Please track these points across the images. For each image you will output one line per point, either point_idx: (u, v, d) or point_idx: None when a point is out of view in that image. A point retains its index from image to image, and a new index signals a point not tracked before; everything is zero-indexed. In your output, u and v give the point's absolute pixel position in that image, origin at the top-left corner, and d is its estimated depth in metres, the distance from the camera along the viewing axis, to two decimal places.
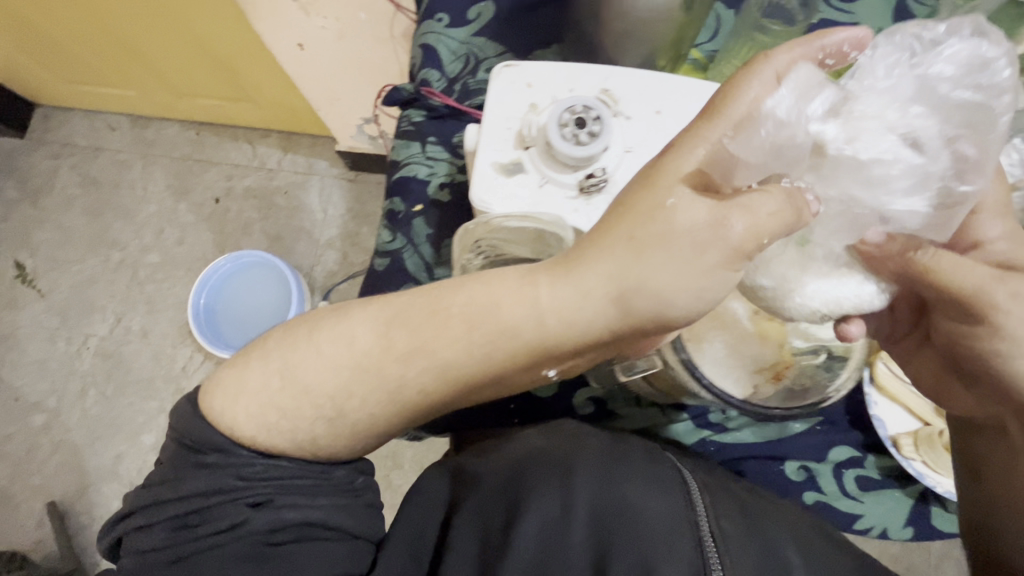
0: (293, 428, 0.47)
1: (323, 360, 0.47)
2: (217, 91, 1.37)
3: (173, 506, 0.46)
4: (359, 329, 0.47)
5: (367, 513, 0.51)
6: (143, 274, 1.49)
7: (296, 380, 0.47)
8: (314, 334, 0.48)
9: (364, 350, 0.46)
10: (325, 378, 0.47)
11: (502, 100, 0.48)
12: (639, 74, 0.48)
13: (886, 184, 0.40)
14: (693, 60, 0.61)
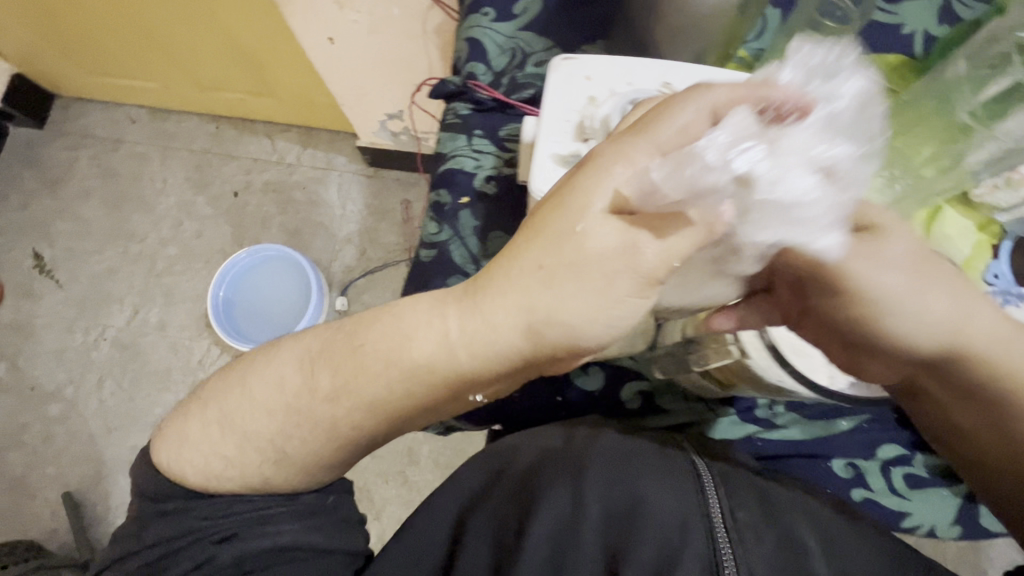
0: (237, 471, 0.45)
1: (255, 404, 0.45)
2: (242, 84, 1.37)
3: (139, 558, 0.44)
4: (287, 370, 0.44)
5: (343, 528, 0.49)
6: (160, 267, 1.49)
7: (234, 424, 0.45)
8: (247, 373, 0.46)
9: (296, 392, 0.44)
10: (259, 423, 0.44)
11: (561, 94, 0.48)
12: (700, 69, 0.48)
13: (813, 224, 0.33)
14: (739, 59, 0.61)
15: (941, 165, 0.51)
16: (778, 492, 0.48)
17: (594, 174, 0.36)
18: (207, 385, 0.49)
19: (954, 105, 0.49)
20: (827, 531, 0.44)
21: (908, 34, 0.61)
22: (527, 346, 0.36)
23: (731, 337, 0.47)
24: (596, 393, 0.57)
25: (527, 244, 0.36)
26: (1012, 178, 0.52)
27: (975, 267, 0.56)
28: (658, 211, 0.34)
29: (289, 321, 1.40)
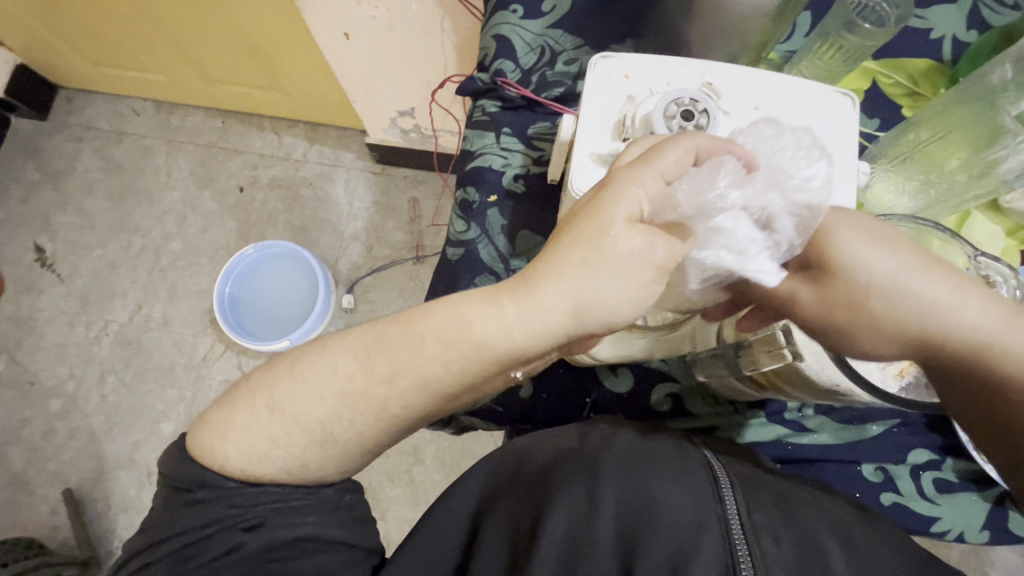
0: (282, 455, 0.44)
1: (309, 391, 0.43)
2: (250, 78, 1.35)
3: (170, 543, 0.43)
4: (342, 357, 0.43)
5: (360, 524, 0.48)
6: (165, 262, 1.47)
7: (284, 407, 0.44)
8: (296, 365, 0.44)
9: (349, 376, 0.43)
10: (309, 406, 0.43)
11: (599, 94, 0.48)
12: (739, 69, 0.48)
13: (746, 252, 0.36)
14: (768, 61, 0.62)
15: (972, 172, 0.51)
16: (798, 495, 0.47)
17: (603, 185, 0.37)
18: (252, 373, 0.47)
19: (998, 107, 0.48)
20: (847, 535, 0.42)
21: (937, 39, 0.61)
22: (573, 327, 0.36)
23: (784, 339, 0.43)
24: (625, 395, 0.56)
25: (560, 243, 0.36)
26: None
27: None
28: (668, 223, 0.36)
29: (295, 317, 1.39)
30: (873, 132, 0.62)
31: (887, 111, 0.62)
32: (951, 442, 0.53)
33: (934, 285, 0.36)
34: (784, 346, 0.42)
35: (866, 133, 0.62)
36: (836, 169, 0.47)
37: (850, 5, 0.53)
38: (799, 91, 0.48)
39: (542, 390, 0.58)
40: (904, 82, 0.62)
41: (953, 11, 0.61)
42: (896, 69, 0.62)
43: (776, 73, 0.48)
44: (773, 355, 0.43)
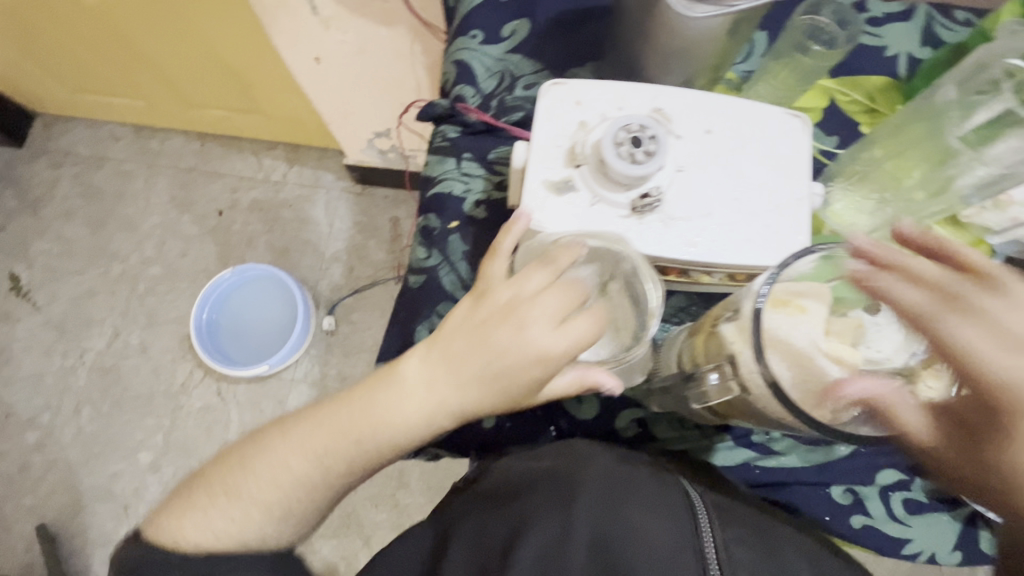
0: (241, 526, 0.43)
1: (262, 482, 0.43)
2: (227, 101, 1.35)
3: None
4: (291, 457, 0.43)
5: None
6: (144, 287, 1.45)
7: (240, 494, 0.44)
8: (248, 459, 0.44)
9: (300, 473, 0.43)
10: (269, 494, 0.43)
11: (552, 120, 0.48)
12: (689, 93, 0.48)
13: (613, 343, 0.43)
14: (726, 80, 0.62)
15: (930, 189, 0.52)
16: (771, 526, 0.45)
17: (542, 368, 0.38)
18: (208, 467, 0.47)
19: (944, 128, 0.49)
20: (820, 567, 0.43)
21: (892, 56, 0.62)
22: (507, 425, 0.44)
23: (731, 371, 0.39)
24: (590, 422, 0.55)
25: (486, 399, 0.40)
26: (1001, 200, 0.52)
27: None
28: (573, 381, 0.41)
29: (276, 341, 1.37)
30: (831, 149, 0.61)
31: (844, 129, 0.62)
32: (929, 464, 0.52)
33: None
34: (732, 379, 0.39)
35: (824, 150, 0.61)
36: (788, 190, 0.46)
37: (800, 29, 0.54)
38: (749, 113, 0.48)
39: (505, 420, 0.56)
40: (865, 95, 0.62)
41: (906, 30, 0.63)
42: (854, 87, 0.62)
43: (730, 97, 0.48)
44: (718, 387, 0.40)
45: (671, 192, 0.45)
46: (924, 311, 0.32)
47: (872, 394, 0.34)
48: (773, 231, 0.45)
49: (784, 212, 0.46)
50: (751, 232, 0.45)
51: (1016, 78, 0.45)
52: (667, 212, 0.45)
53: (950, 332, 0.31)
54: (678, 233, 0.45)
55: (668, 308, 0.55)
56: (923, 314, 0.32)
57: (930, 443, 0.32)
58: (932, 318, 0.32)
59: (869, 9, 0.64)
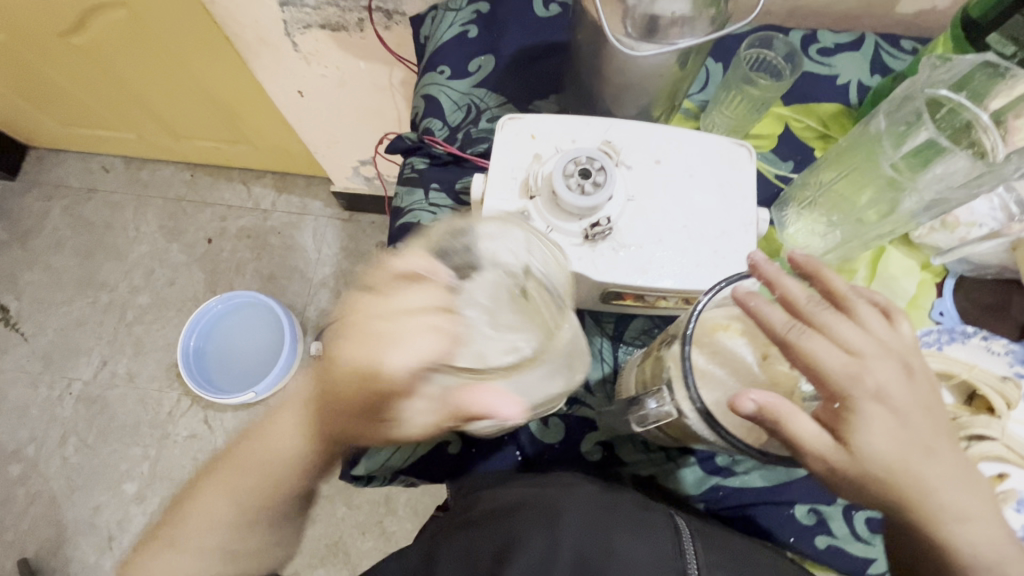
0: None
1: (200, 532, 0.48)
2: (215, 133, 1.37)
3: None
4: (217, 502, 0.48)
5: None
6: (131, 316, 1.46)
7: (185, 547, 0.47)
8: (180, 524, 0.49)
9: (227, 513, 0.48)
10: (208, 539, 0.47)
11: (508, 153, 0.49)
12: (638, 126, 0.50)
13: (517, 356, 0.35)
14: (685, 110, 0.65)
15: (880, 210, 0.53)
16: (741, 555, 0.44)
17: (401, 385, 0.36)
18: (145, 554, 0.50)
19: (880, 154, 0.51)
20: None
21: (843, 84, 0.65)
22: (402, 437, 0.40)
23: (668, 394, 0.37)
24: (556, 446, 0.55)
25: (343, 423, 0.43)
26: (947, 220, 0.54)
27: (923, 305, 0.58)
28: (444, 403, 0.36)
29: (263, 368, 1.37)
30: (788, 174, 0.63)
31: (799, 154, 0.64)
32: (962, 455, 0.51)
33: (971, 501, 0.32)
34: (669, 402, 0.37)
35: (781, 175, 0.63)
36: (736, 216, 0.48)
37: (745, 61, 0.59)
38: (696, 143, 0.50)
39: (472, 444, 0.57)
40: (819, 121, 0.64)
41: (856, 60, 0.66)
42: (808, 114, 0.64)
43: (678, 128, 0.50)
44: (658, 412, 0.38)
45: (621, 221, 0.47)
46: (781, 327, 0.33)
47: (766, 405, 0.31)
48: (722, 256, 0.47)
49: (731, 237, 0.47)
50: (700, 257, 0.47)
51: (943, 107, 0.48)
52: (619, 240, 0.47)
53: (815, 349, 0.32)
54: (630, 260, 0.47)
55: (631, 331, 0.57)
56: (784, 336, 0.32)
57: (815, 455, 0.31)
58: (792, 338, 0.32)
59: (820, 39, 0.67)
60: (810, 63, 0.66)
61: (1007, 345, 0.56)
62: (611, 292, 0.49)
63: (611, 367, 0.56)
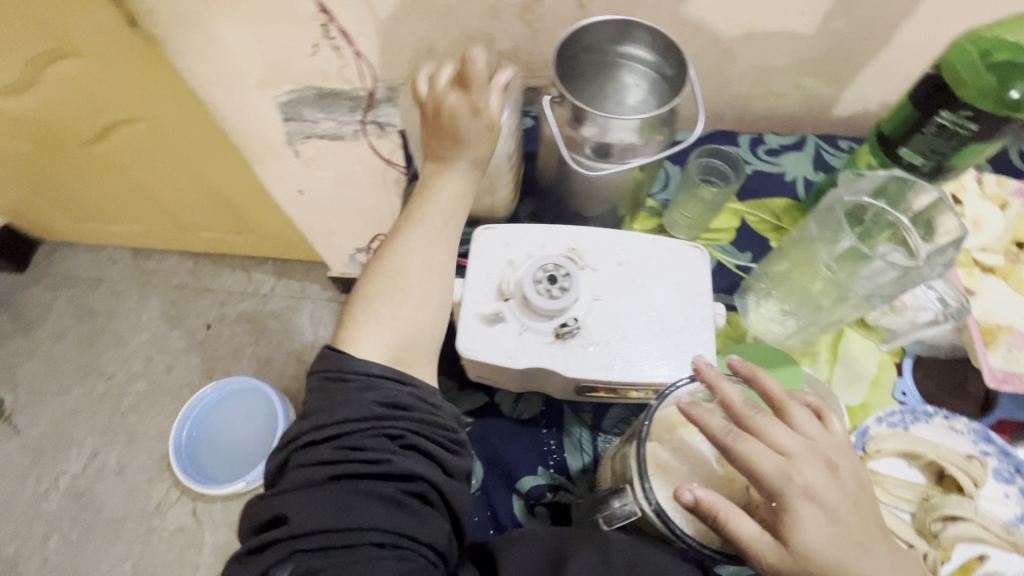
0: (407, 313, 0.50)
1: (406, 265, 0.52)
2: (221, 225, 1.38)
3: (332, 428, 0.44)
4: (414, 254, 0.52)
5: (460, 477, 0.47)
6: (127, 404, 1.41)
7: (393, 287, 0.51)
8: (381, 285, 0.51)
9: (422, 245, 0.53)
10: (414, 279, 0.52)
11: (483, 260, 0.54)
12: (599, 234, 0.55)
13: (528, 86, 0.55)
14: (649, 207, 0.71)
15: (830, 298, 0.57)
16: None
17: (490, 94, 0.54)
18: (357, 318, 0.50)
19: (818, 250, 0.56)
20: None
21: (791, 181, 0.72)
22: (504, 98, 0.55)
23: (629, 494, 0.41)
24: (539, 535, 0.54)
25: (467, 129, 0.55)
26: (895, 305, 0.59)
27: (886, 384, 0.60)
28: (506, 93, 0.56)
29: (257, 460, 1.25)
30: (747, 263, 0.68)
31: (757, 245, 0.69)
32: (919, 513, 0.53)
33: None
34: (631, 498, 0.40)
35: (740, 264, 0.68)
36: (693, 311, 0.53)
37: (699, 168, 0.68)
38: (654, 246, 0.55)
39: None
40: (772, 213, 0.70)
41: (799, 159, 0.73)
42: (760, 208, 0.71)
43: (636, 233, 0.56)
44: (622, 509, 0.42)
45: (589, 320, 0.51)
46: (721, 434, 0.37)
47: (705, 500, 0.35)
48: (682, 351, 0.51)
49: (691, 333, 0.51)
50: (662, 351, 0.51)
51: (867, 213, 0.55)
52: (587, 336, 0.51)
53: (751, 450, 0.36)
54: (599, 356, 0.50)
55: (609, 420, 0.59)
56: (724, 438, 0.36)
57: (757, 548, 0.34)
58: (731, 443, 0.36)
59: (766, 142, 0.75)
60: (758, 161, 0.73)
61: (969, 423, 0.57)
62: (584, 386, 0.52)
63: (591, 457, 0.58)
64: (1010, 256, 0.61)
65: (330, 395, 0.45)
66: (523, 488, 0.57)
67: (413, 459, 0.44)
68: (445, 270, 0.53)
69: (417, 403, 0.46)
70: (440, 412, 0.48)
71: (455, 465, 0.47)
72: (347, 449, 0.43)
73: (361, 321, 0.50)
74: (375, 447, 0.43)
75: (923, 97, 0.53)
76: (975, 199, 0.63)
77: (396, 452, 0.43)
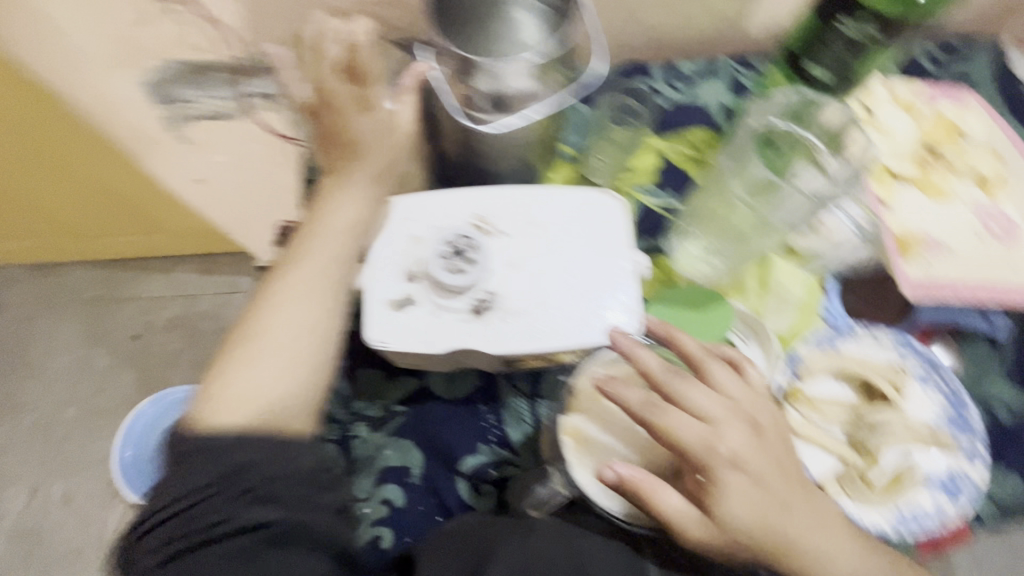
0: (284, 376, 0.43)
1: (281, 314, 0.44)
2: (125, 227, 1.15)
3: (166, 506, 0.39)
4: (293, 305, 0.44)
5: (333, 516, 0.41)
6: (59, 432, 1.20)
7: (258, 350, 0.43)
8: (256, 339, 0.43)
9: (298, 295, 0.44)
10: (291, 336, 0.44)
11: (383, 237, 0.50)
12: (504, 194, 0.51)
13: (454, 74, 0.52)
14: (564, 154, 0.66)
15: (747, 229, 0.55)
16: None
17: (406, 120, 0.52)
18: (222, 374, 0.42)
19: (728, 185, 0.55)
20: None
21: (707, 108, 0.68)
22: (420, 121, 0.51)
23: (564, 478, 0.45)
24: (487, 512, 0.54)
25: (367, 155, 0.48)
26: (815, 226, 0.58)
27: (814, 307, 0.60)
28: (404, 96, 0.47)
29: None
30: (670, 201, 0.64)
31: (678, 182, 0.65)
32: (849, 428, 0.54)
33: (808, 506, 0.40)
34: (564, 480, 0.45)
35: (665, 204, 0.64)
36: (611, 264, 0.50)
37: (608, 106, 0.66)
38: (566, 200, 0.52)
39: (405, 533, 0.53)
40: (690, 145, 0.67)
41: (714, 84, 0.70)
42: (679, 140, 0.67)
43: (545, 187, 0.52)
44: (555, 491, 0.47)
45: (503, 289, 0.48)
46: (639, 408, 0.40)
47: (625, 475, 0.40)
48: (603, 308, 0.48)
49: (611, 287, 0.49)
50: (584, 311, 0.48)
51: (778, 137, 0.54)
52: (504, 306, 0.48)
53: (667, 418, 0.39)
54: (518, 325, 0.47)
55: (546, 386, 0.57)
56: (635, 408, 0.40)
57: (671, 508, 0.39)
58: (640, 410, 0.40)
59: (679, 69, 0.70)
60: (673, 91, 0.69)
61: (889, 333, 0.59)
62: (511, 359, 0.49)
63: (532, 426, 0.56)
64: (921, 163, 0.62)
65: (168, 471, 0.40)
66: (466, 469, 0.55)
67: (261, 510, 0.38)
68: (326, 321, 0.45)
69: (261, 454, 0.40)
70: (299, 455, 0.41)
71: (323, 501, 0.41)
72: (183, 522, 0.38)
73: (216, 390, 0.42)
74: (211, 510, 0.38)
75: (825, 5, 0.53)
76: (888, 108, 0.62)
77: (239, 509, 0.38)
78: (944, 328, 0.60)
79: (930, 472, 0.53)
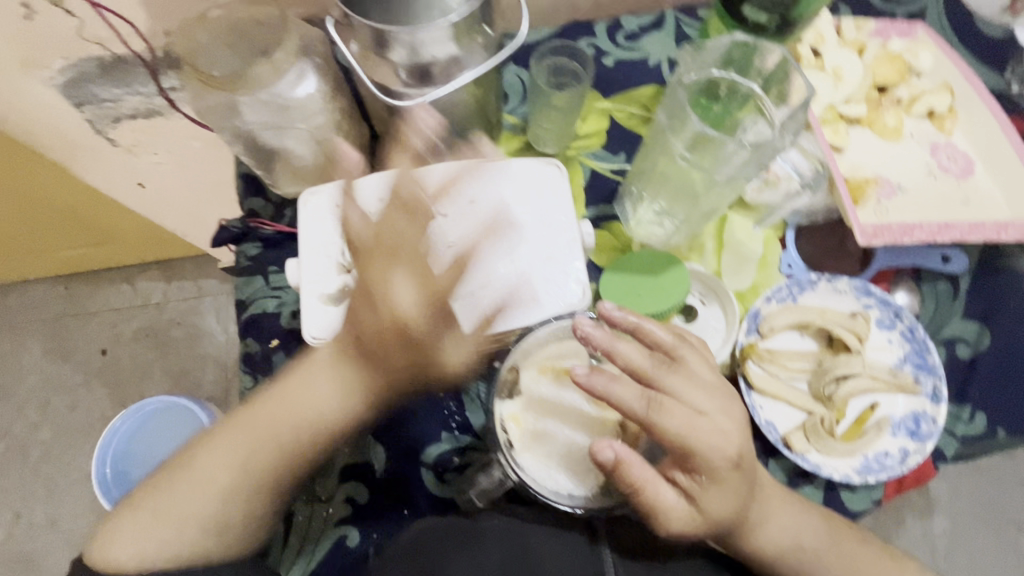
0: (186, 543, 0.45)
1: (200, 476, 0.46)
2: (74, 240, 1.10)
3: None
4: (212, 470, 0.46)
5: None
6: (36, 455, 1.16)
7: (173, 510, 0.45)
8: (175, 483, 0.46)
9: (227, 481, 0.45)
10: (201, 505, 0.45)
11: (316, 230, 0.49)
12: (440, 173, 0.50)
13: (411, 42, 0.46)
14: (510, 126, 0.64)
15: (695, 189, 0.53)
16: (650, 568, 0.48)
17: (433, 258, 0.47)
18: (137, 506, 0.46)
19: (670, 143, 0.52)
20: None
21: (655, 65, 0.66)
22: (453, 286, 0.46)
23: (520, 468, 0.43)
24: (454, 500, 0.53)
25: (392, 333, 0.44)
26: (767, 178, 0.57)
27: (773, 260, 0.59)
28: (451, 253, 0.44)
29: None
30: (622, 166, 0.62)
31: (629, 144, 0.63)
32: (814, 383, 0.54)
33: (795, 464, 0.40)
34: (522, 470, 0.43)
35: (616, 168, 0.62)
36: (555, 237, 0.48)
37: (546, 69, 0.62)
38: (502, 175, 0.50)
39: (371, 530, 0.52)
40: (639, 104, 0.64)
41: (661, 38, 0.67)
42: (628, 101, 0.64)
43: (482, 164, 0.51)
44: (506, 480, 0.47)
45: (445, 272, 0.47)
46: (641, 407, 0.40)
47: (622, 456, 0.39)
48: (549, 281, 0.47)
49: (556, 261, 0.48)
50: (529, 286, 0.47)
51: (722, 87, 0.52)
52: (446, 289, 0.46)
53: (668, 417, 0.39)
54: (462, 306, 0.46)
55: None
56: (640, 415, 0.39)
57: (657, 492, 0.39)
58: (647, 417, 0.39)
59: (624, 25, 0.67)
60: (619, 50, 0.66)
61: (850, 280, 0.57)
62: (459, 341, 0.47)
63: None
64: (872, 102, 0.60)
65: None
66: (428, 459, 0.53)
67: None
68: (240, 507, 0.46)
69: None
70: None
71: None
72: None
73: (129, 520, 0.45)
74: None
75: None
76: (835, 47, 0.59)
77: None
78: (905, 271, 0.60)
79: (894, 419, 0.53)
